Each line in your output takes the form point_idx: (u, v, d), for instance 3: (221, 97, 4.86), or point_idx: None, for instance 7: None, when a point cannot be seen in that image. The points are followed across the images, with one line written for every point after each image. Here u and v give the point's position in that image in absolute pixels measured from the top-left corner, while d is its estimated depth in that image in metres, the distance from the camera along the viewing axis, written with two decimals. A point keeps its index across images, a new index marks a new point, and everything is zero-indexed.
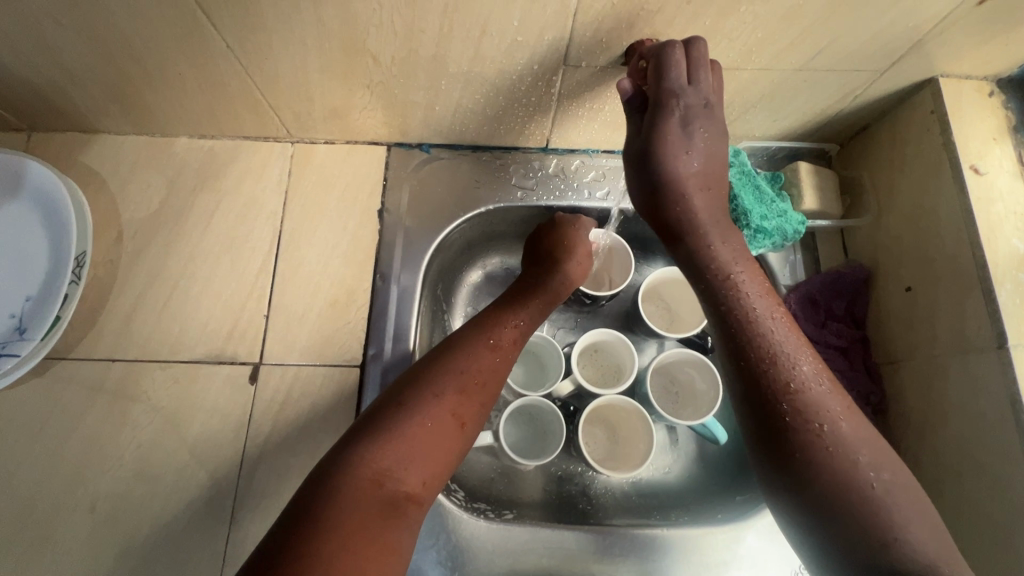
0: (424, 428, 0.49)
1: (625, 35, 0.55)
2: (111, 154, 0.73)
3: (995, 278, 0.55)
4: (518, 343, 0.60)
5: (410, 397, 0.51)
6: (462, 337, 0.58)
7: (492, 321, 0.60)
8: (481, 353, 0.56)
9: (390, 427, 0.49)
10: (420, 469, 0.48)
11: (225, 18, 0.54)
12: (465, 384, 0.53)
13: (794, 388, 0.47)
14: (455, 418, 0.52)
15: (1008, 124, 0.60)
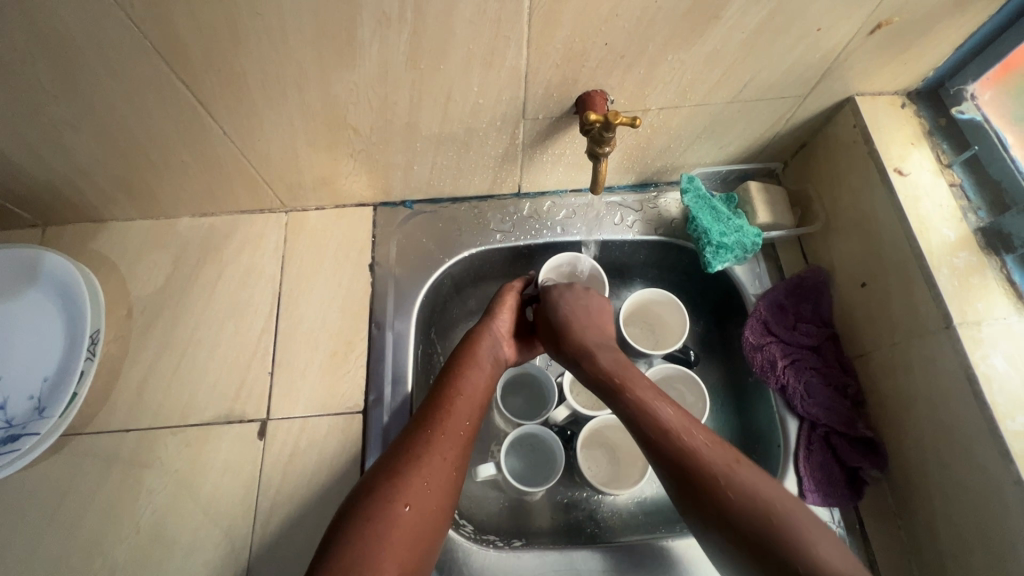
0: (376, 528, 0.51)
1: (573, 89, 0.63)
2: (120, 238, 0.79)
3: (933, 265, 0.60)
4: (463, 419, 0.62)
5: (360, 504, 0.53)
6: (405, 434, 0.60)
7: (428, 408, 0.62)
8: (422, 441, 0.59)
9: (346, 537, 0.50)
10: (383, 566, 0.49)
11: (220, 109, 0.61)
12: (404, 470, 0.56)
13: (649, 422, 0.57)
14: (407, 507, 0.53)
15: (923, 130, 0.68)
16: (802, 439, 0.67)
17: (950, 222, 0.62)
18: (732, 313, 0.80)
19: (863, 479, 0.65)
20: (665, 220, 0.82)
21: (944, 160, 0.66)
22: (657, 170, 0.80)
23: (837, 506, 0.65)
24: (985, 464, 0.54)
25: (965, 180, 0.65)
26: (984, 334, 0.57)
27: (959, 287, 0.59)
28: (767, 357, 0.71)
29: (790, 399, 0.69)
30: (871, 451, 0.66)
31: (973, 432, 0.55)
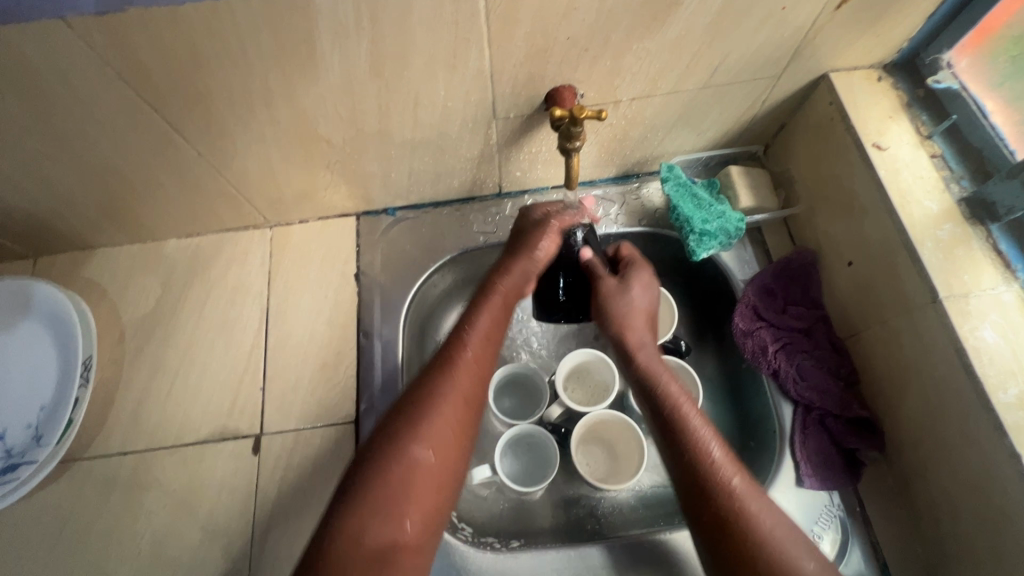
0: (399, 477, 0.48)
1: (541, 85, 0.62)
2: (110, 264, 0.80)
3: (916, 239, 0.59)
4: (486, 362, 0.57)
5: (378, 448, 0.49)
6: (421, 373, 0.55)
7: (448, 351, 0.56)
8: (447, 381, 0.53)
9: (364, 485, 0.47)
10: (405, 513, 0.47)
11: (191, 130, 0.61)
12: (429, 412, 0.51)
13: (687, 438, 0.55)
14: (431, 452, 0.50)
15: (900, 103, 0.67)
16: (797, 423, 0.66)
17: (931, 194, 0.62)
18: (720, 301, 0.79)
19: (860, 460, 0.65)
20: (648, 211, 0.81)
21: (924, 132, 0.66)
22: (637, 161, 0.79)
23: (836, 489, 0.64)
24: (978, 438, 0.54)
25: (946, 150, 0.65)
26: (972, 306, 0.56)
27: (944, 260, 0.58)
28: (758, 342, 0.70)
29: (783, 383, 0.67)
30: (868, 432, 0.65)
31: (965, 406, 0.54)
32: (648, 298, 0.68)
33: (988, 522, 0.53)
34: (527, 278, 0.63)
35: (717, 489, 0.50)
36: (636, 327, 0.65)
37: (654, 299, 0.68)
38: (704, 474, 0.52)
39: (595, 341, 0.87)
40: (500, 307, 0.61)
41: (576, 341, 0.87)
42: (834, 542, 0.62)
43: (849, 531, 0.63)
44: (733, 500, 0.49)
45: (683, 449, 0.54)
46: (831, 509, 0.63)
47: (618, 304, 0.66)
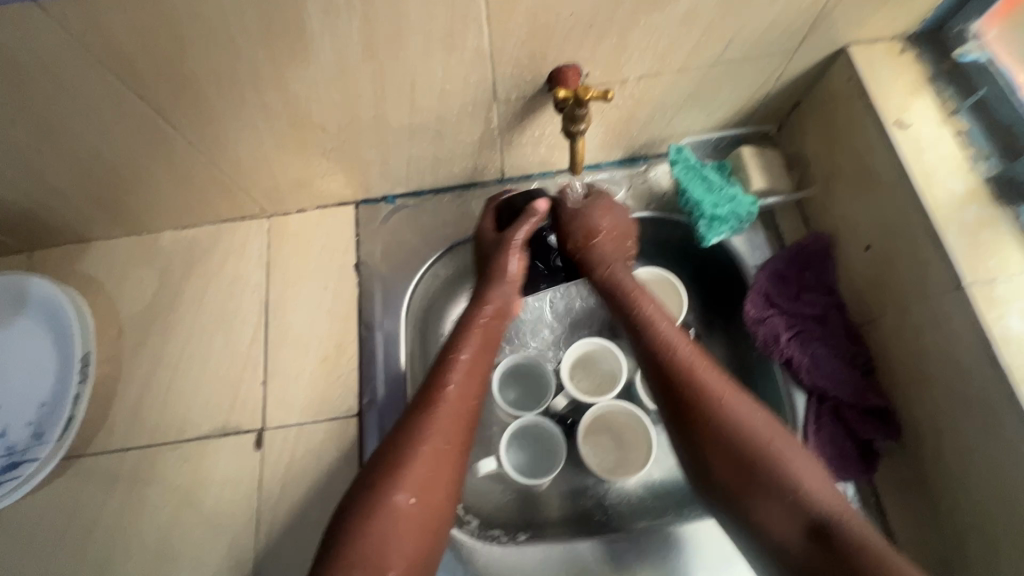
0: (382, 527, 0.50)
1: (543, 65, 0.59)
2: (105, 257, 0.79)
3: (939, 222, 0.57)
4: (468, 399, 0.58)
5: (363, 497, 0.52)
6: (405, 416, 0.57)
7: (429, 390, 0.58)
8: (428, 427, 0.55)
9: (352, 531, 0.50)
10: (391, 561, 0.49)
11: (180, 118, 0.59)
12: (407, 462, 0.53)
13: (708, 401, 0.56)
14: (412, 499, 0.52)
15: (924, 78, 0.63)
16: (811, 413, 0.64)
17: (956, 173, 0.59)
18: (731, 287, 0.77)
19: (876, 450, 0.63)
20: (656, 195, 0.78)
21: (949, 108, 0.62)
22: (645, 143, 0.76)
23: (850, 480, 0.63)
24: (1001, 429, 0.52)
25: (972, 126, 0.61)
26: (998, 293, 0.53)
27: (969, 244, 0.55)
28: (771, 330, 0.67)
29: (797, 372, 0.65)
30: (884, 421, 0.63)
31: (987, 397, 0.52)
32: (612, 219, 0.70)
33: (1010, 516, 0.52)
34: (509, 300, 0.67)
35: (720, 429, 0.55)
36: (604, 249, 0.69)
37: (620, 221, 0.71)
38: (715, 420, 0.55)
39: (602, 330, 0.85)
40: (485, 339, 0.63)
41: (583, 329, 0.85)
42: None
43: None
44: (737, 438, 0.54)
45: (688, 402, 0.56)
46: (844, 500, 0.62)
47: (582, 227, 0.69)
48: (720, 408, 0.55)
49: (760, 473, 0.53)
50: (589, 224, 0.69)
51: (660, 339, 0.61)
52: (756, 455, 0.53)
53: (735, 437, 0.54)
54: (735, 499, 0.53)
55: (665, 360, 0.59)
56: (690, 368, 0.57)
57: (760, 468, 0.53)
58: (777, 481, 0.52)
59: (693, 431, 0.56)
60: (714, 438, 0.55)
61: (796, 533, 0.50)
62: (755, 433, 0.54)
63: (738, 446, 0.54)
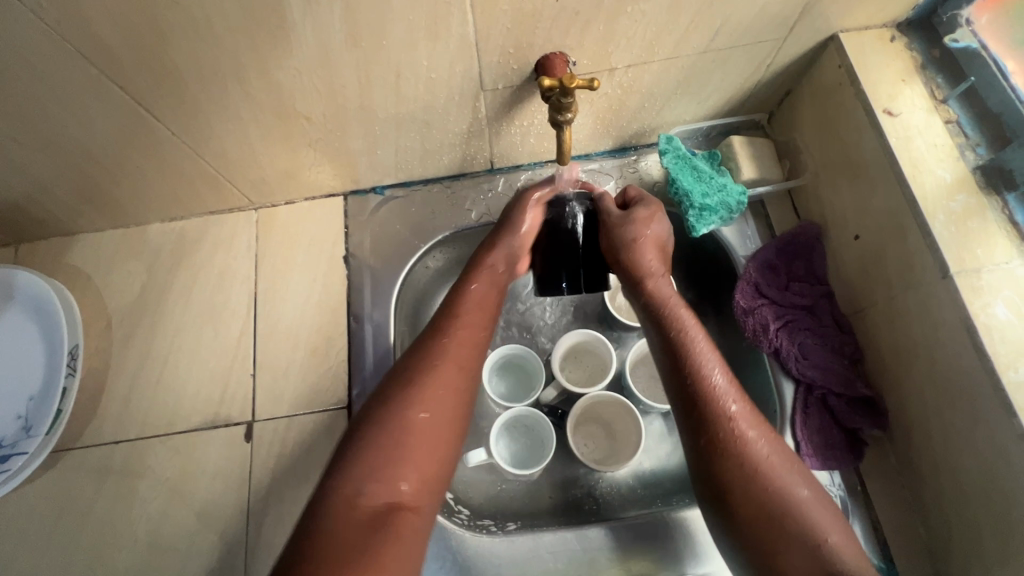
0: (394, 442, 0.50)
1: (530, 53, 0.59)
2: (93, 250, 0.78)
3: (927, 212, 0.56)
4: (478, 329, 0.60)
5: (371, 415, 0.52)
6: (417, 342, 0.58)
7: (443, 316, 0.60)
8: (442, 350, 0.56)
9: (365, 445, 0.50)
10: (403, 476, 0.49)
11: (162, 108, 0.58)
12: (422, 378, 0.54)
13: (740, 441, 0.53)
14: (425, 414, 0.52)
15: (915, 65, 0.63)
16: (799, 403, 0.64)
17: (945, 162, 0.58)
18: (721, 277, 0.77)
19: (862, 439, 0.64)
20: (647, 185, 0.78)
21: (938, 96, 0.62)
22: (635, 132, 0.75)
23: (838, 468, 0.63)
24: (986, 418, 0.52)
25: (962, 115, 0.61)
26: (984, 282, 0.53)
27: (957, 234, 0.55)
28: (759, 320, 0.67)
29: (784, 362, 0.66)
30: (871, 410, 0.63)
31: (973, 386, 0.53)
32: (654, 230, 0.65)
33: (993, 503, 0.52)
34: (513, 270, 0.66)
35: (746, 469, 0.52)
36: (647, 260, 0.64)
37: (663, 229, 0.66)
38: (742, 461, 0.53)
39: (593, 321, 0.85)
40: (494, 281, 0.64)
41: (574, 320, 0.85)
42: None
43: (851, 510, 0.61)
44: (763, 483, 0.52)
45: (718, 440, 0.54)
46: (831, 488, 0.62)
47: (620, 237, 0.64)
48: (752, 451, 0.53)
49: (786, 521, 0.50)
50: (636, 233, 0.64)
51: (698, 369, 0.57)
52: (780, 503, 0.51)
53: (764, 483, 0.52)
54: (758, 543, 0.51)
55: (699, 394, 0.56)
56: (729, 405, 0.54)
57: (785, 516, 0.51)
58: (801, 530, 0.50)
59: (721, 471, 0.53)
60: (743, 481, 0.52)
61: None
62: (781, 479, 0.52)
63: (762, 490, 0.52)
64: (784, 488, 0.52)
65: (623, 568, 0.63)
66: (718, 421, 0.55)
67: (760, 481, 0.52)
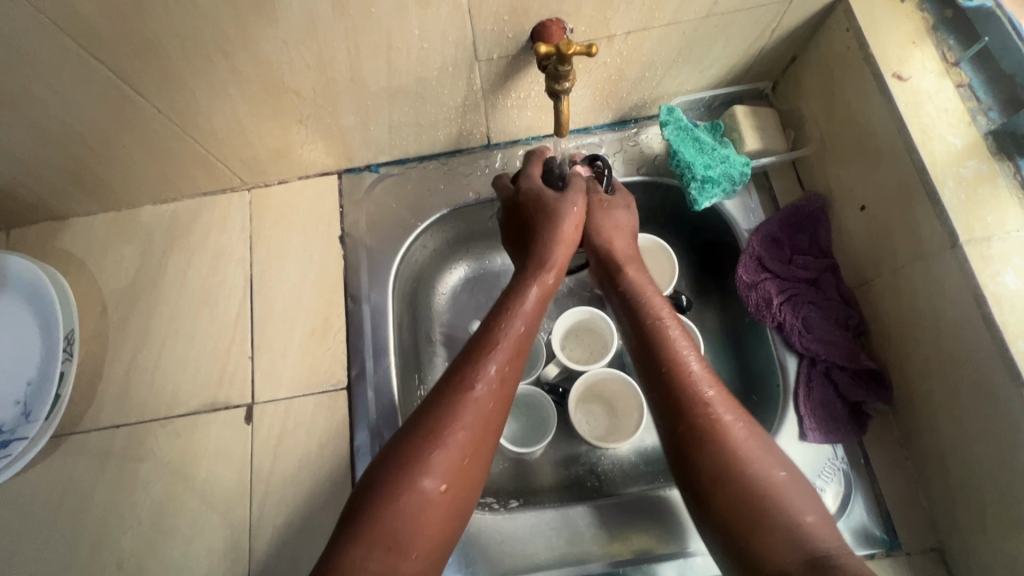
0: (410, 509, 0.45)
1: (525, 20, 0.56)
2: (85, 234, 0.77)
3: (936, 179, 0.55)
4: (509, 380, 0.54)
5: (388, 476, 0.47)
6: (438, 392, 0.52)
7: (469, 364, 0.53)
8: (469, 405, 0.50)
9: (375, 509, 0.45)
10: (414, 544, 0.45)
11: (147, 83, 0.57)
12: (440, 445, 0.48)
13: (717, 424, 0.51)
14: (442, 486, 0.47)
15: (925, 28, 0.61)
16: (802, 376, 0.64)
17: (956, 127, 0.56)
18: (724, 252, 0.76)
19: (866, 412, 0.63)
20: (647, 158, 0.75)
21: (950, 59, 0.60)
22: (635, 104, 0.73)
23: (841, 442, 0.62)
24: (992, 388, 0.51)
25: (974, 78, 0.59)
26: (994, 251, 0.52)
27: (967, 201, 0.53)
28: (762, 295, 0.66)
29: (788, 336, 0.65)
30: (875, 383, 0.63)
31: (980, 355, 0.52)
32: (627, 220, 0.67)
33: (997, 474, 0.52)
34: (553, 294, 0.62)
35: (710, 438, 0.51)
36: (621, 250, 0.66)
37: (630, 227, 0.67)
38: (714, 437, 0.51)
39: (593, 298, 0.84)
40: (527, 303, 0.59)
41: (574, 299, 0.84)
42: (837, 495, 0.61)
43: (853, 484, 0.61)
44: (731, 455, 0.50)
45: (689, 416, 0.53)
46: (835, 462, 0.62)
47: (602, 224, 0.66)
48: (730, 434, 0.51)
49: (756, 500, 0.48)
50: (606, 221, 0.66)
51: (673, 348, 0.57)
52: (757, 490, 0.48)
53: (738, 465, 0.49)
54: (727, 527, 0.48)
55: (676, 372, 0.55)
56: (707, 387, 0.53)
57: (758, 498, 0.48)
58: (776, 505, 0.48)
59: (692, 442, 0.52)
60: (717, 459, 0.50)
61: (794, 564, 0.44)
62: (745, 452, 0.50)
63: (729, 465, 0.50)
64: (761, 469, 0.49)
65: (626, 543, 0.63)
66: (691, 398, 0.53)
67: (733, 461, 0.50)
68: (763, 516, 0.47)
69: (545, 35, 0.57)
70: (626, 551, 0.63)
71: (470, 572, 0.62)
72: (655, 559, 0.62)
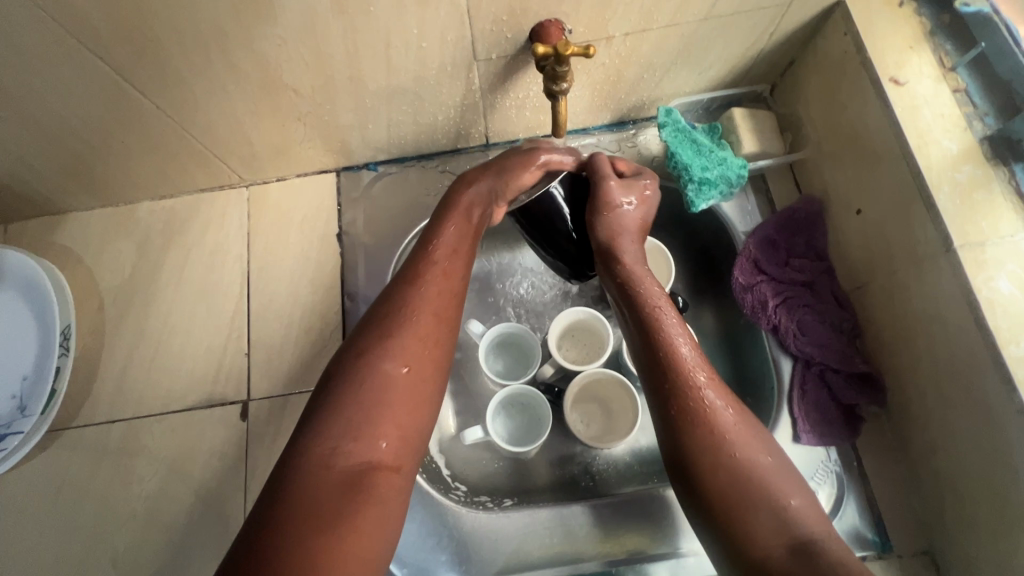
0: (371, 396, 0.46)
1: (523, 20, 0.57)
2: (83, 229, 0.77)
3: (931, 183, 0.55)
4: (456, 279, 0.55)
5: (349, 368, 0.47)
6: (391, 292, 0.53)
7: (418, 266, 0.54)
8: (424, 296, 0.52)
9: (335, 401, 0.45)
10: (381, 432, 0.45)
11: (146, 80, 0.57)
12: (394, 332, 0.49)
13: (711, 422, 0.51)
14: (404, 368, 0.48)
15: (922, 33, 0.61)
16: (797, 378, 0.64)
17: (952, 132, 0.57)
18: (720, 254, 0.76)
19: (860, 415, 0.63)
20: (645, 160, 0.75)
21: (948, 63, 0.60)
22: (634, 105, 0.73)
23: (834, 445, 0.63)
24: (984, 392, 0.51)
25: (971, 83, 0.59)
26: (988, 256, 0.52)
27: (962, 206, 0.54)
28: (758, 297, 0.67)
29: (783, 339, 0.65)
30: (869, 386, 0.63)
31: (974, 358, 0.52)
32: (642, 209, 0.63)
33: (989, 477, 0.52)
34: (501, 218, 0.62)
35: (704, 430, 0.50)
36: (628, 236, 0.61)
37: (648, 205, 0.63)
38: (710, 434, 0.50)
39: (589, 299, 0.84)
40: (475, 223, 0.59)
41: (572, 298, 0.84)
42: (828, 497, 0.61)
43: (845, 486, 0.61)
44: (728, 450, 0.50)
45: (684, 408, 0.52)
46: (828, 463, 0.62)
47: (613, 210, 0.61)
48: (723, 421, 0.51)
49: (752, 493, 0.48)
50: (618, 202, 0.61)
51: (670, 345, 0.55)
52: (753, 480, 0.48)
53: (734, 458, 0.49)
54: (720, 517, 0.48)
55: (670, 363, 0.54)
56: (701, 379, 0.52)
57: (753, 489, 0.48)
58: (766, 494, 0.48)
59: (689, 434, 0.51)
60: (711, 451, 0.50)
61: (782, 549, 0.45)
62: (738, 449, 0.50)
63: (722, 460, 0.49)
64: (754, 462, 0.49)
65: (619, 541, 0.64)
66: (685, 390, 0.52)
67: (732, 459, 0.49)
68: (756, 508, 0.47)
69: (542, 34, 0.57)
70: (620, 548, 0.63)
71: (464, 570, 0.62)
72: (649, 558, 0.63)
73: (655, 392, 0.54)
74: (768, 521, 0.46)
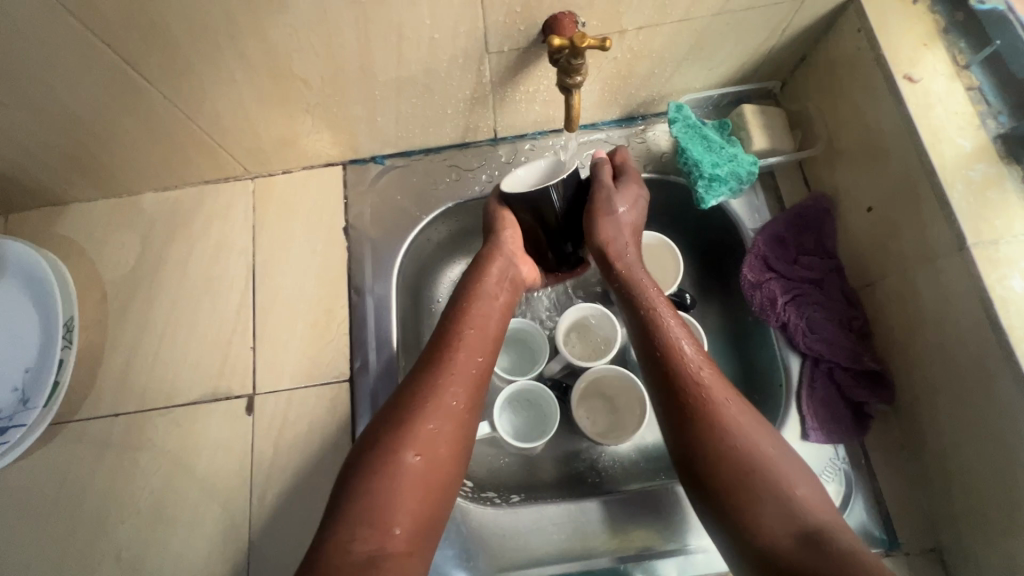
0: (388, 483, 0.48)
1: (537, 13, 0.56)
2: (85, 219, 0.76)
3: (945, 181, 0.55)
4: (474, 355, 0.58)
5: (370, 456, 0.50)
6: (413, 375, 0.56)
7: (438, 348, 0.58)
8: (444, 373, 0.55)
9: (356, 487, 0.48)
10: (396, 519, 0.47)
11: (153, 69, 0.56)
12: (413, 416, 0.52)
13: (711, 413, 0.53)
14: (417, 456, 0.50)
15: (935, 30, 0.61)
16: (805, 376, 0.64)
17: (966, 130, 0.56)
18: (728, 251, 0.76)
19: (868, 413, 0.63)
20: (654, 155, 0.75)
21: (961, 61, 0.60)
22: (644, 101, 0.73)
23: (842, 442, 0.63)
24: (996, 390, 0.51)
25: (984, 81, 0.59)
26: (1002, 254, 0.52)
27: (975, 204, 0.54)
28: (766, 295, 0.67)
29: (791, 336, 0.65)
30: (877, 384, 0.63)
31: (986, 357, 0.52)
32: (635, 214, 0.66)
33: (999, 475, 0.52)
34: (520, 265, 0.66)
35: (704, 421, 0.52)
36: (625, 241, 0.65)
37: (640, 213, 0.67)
38: (710, 424, 0.52)
39: (596, 295, 0.84)
40: (495, 292, 0.64)
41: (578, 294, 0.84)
42: (836, 494, 0.61)
43: (853, 484, 0.62)
44: (727, 440, 0.51)
45: (685, 400, 0.54)
46: (836, 461, 0.62)
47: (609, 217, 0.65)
48: (723, 411, 0.53)
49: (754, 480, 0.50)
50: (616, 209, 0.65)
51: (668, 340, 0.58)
52: (755, 469, 0.50)
53: (736, 448, 0.51)
54: (725, 506, 0.50)
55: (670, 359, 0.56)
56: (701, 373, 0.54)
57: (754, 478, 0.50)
58: (768, 482, 0.49)
59: (692, 425, 0.53)
60: (712, 442, 0.51)
61: (785, 538, 0.47)
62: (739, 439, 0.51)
63: (724, 451, 0.51)
64: (755, 452, 0.51)
65: (627, 537, 0.64)
66: (686, 384, 0.54)
67: (733, 448, 0.51)
68: (759, 498, 0.49)
69: (555, 26, 0.56)
70: (627, 545, 0.63)
71: (472, 566, 0.62)
72: (657, 554, 0.63)
73: (657, 388, 0.57)
74: (773, 513, 0.48)
